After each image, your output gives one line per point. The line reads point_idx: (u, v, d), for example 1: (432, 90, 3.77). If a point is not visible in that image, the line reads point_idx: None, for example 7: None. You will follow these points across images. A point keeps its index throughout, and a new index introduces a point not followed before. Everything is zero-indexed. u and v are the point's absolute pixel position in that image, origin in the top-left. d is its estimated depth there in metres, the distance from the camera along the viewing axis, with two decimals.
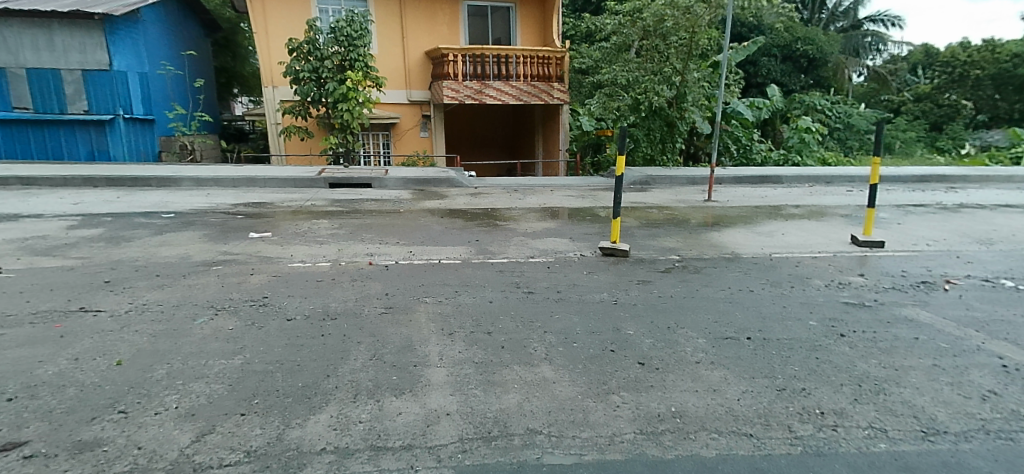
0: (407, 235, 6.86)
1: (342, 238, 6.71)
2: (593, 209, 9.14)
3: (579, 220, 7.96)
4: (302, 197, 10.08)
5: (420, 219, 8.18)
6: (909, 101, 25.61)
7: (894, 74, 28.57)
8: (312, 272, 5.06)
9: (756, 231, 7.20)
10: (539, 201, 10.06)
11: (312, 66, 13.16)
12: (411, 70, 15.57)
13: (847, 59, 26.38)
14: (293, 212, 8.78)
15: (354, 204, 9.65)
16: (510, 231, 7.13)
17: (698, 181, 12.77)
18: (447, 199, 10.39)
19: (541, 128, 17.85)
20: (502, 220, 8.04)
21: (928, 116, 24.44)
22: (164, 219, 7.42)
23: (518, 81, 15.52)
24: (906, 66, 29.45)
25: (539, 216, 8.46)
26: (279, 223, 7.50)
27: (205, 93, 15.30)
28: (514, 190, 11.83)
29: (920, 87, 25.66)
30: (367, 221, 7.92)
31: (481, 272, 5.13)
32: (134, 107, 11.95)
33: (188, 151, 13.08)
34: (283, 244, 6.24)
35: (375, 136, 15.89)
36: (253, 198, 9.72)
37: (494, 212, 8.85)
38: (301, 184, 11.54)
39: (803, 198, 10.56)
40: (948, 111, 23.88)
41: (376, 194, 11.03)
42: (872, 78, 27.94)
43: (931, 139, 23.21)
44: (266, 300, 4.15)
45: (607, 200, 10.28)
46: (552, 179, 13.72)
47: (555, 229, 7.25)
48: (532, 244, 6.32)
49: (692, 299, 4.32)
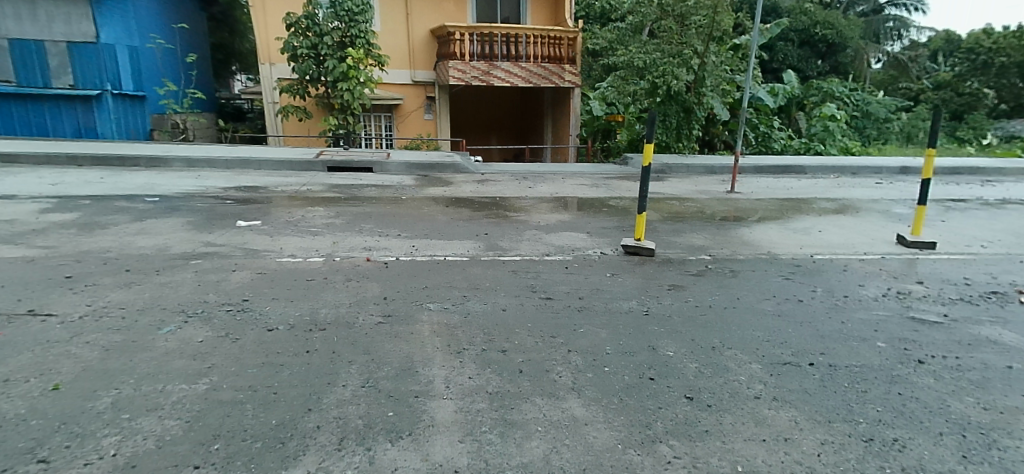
0: (410, 227, 6.34)
1: (340, 228, 6.19)
2: (609, 200, 8.58)
3: (595, 213, 7.41)
4: (299, 181, 9.55)
5: (424, 207, 7.65)
6: (928, 90, 24.79)
7: (913, 62, 27.83)
8: (303, 269, 4.54)
9: (790, 227, 6.63)
10: (550, 189, 9.49)
11: (311, 42, 12.59)
12: (416, 48, 14.90)
13: (866, 46, 25.53)
14: (288, 197, 8.25)
15: (354, 189, 9.11)
16: (521, 223, 6.60)
17: (717, 171, 12.18)
18: (452, 185, 9.84)
19: (550, 111, 17.24)
20: (512, 210, 7.51)
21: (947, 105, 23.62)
22: (148, 204, 6.91)
23: (528, 63, 14.85)
24: (925, 55, 28.56)
25: (551, 206, 7.91)
26: (272, 210, 6.98)
27: (201, 70, 14.77)
28: (523, 176, 11.26)
29: (939, 75, 24.79)
30: (367, 209, 7.39)
31: (492, 273, 4.60)
32: (123, 82, 11.65)
33: (181, 129, 12.64)
34: (275, 234, 5.73)
35: (377, 118, 15.28)
36: (247, 181, 9.20)
37: (503, 201, 8.30)
38: (299, 167, 11.03)
39: (831, 190, 9.96)
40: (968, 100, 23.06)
41: (378, 179, 10.49)
42: (891, 66, 27.19)
43: (951, 129, 22.43)
44: (247, 304, 3.61)
45: (621, 190, 9.71)
46: (562, 166, 13.15)
47: (570, 222, 6.72)
48: (547, 239, 5.80)
49: (734, 310, 3.77)
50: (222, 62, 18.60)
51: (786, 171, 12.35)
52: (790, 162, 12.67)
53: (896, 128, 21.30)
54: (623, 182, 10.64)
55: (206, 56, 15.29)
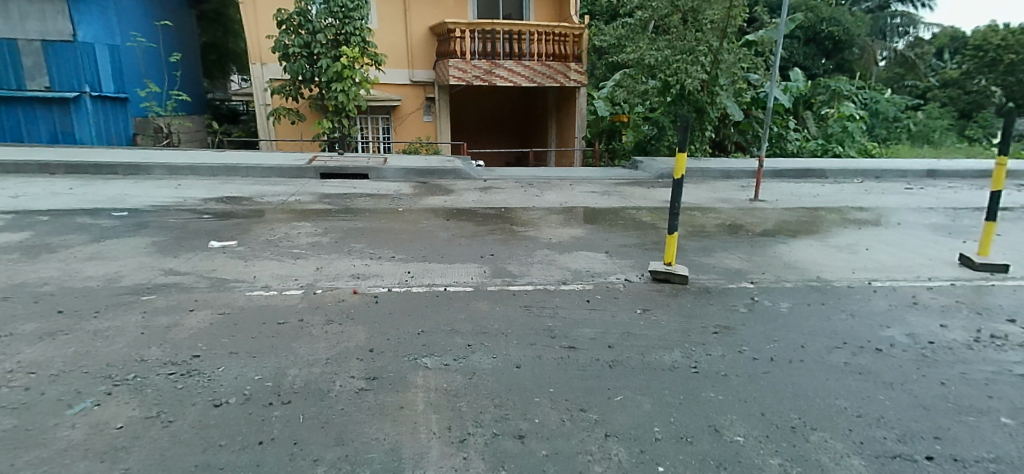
0: (405, 246, 5.62)
1: (327, 249, 5.48)
2: (623, 210, 7.85)
3: (611, 227, 6.69)
4: (287, 190, 8.86)
5: (422, 221, 6.93)
6: (935, 88, 24.22)
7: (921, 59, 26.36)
8: (276, 306, 3.80)
9: (832, 244, 5.92)
10: (559, 197, 8.80)
11: (303, 40, 11.89)
12: (414, 47, 14.18)
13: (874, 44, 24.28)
14: (274, 210, 7.55)
15: (346, 199, 8.40)
16: (530, 241, 5.87)
17: (734, 175, 11.48)
18: (452, 194, 9.12)
19: (554, 112, 16.52)
20: (520, 224, 6.79)
21: (955, 104, 23.09)
22: (113, 219, 6.21)
23: (532, 61, 14.12)
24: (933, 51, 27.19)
25: (562, 218, 7.21)
26: (251, 227, 6.27)
27: (188, 70, 14.06)
28: (529, 182, 10.58)
29: (946, 73, 24.09)
30: (359, 224, 6.68)
31: (502, 310, 3.87)
32: (103, 84, 10.96)
33: (164, 134, 11.98)
34: (251, 258, 5.02)
35: (374, 120, 14.55)
36: (230, 191, 8.50)
37: (508, 213, 7.58)
38: (290, 174, 10.37)
39: (861, 198, 9.20)
40: (975, 98, 22.45)
41: (372, 186, 9.79)
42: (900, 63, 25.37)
43: (960, 127, 21.85)
44: (198, 363, 2.89)
45: (635, 197, 8.98)
46: (570, 171, 12.49)
47: (584, 239, 5.99)
48: (561, 262, 5.08)
49: (802, 365, 3.05)
50: (213, 62, 17.86)
51: (807, 175, 11.58)
52: (811, 165, 11.91)
53: (906, 127, 20.59)
54: (635, 189, 9.93)
55: (194, 56, 14.57)
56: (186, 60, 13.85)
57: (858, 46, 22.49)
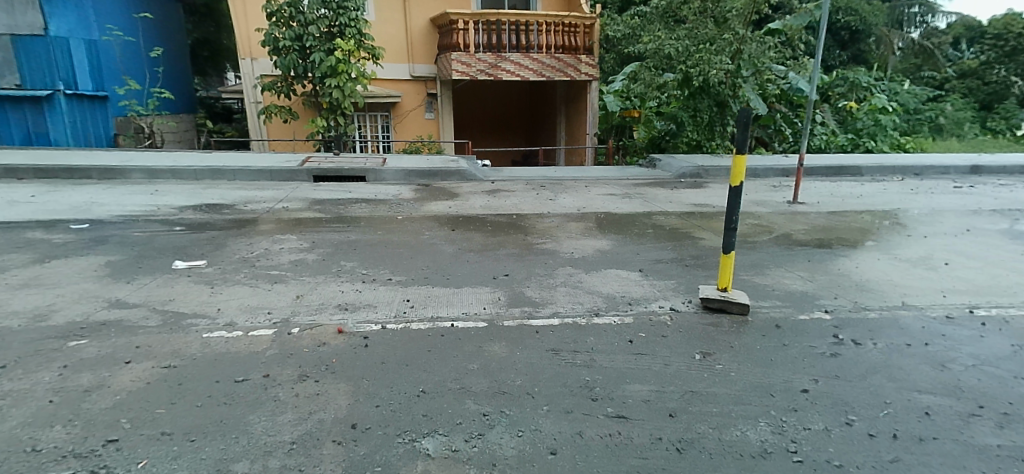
0: (405, 265, 4.84)
1: (314, 269, 4.70)
2: (649, 216, 7.04)
3: (639, 237, 5.90)
4: (275, 196, 8.07)
5: (424, 232, 6.14)
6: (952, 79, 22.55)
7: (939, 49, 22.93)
8: (235, 353, 3.00)
9: (903, 257, 5.11)
10: (575, 201, 7.99)
11: (295, 33, 11.11)
12: (415, 40, 13.37)
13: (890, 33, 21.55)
14: (259, 218, 6.76)
15: (340, 206, 7.60)
16: (550, 258, 5.09)
17: (761, 175, 10.72)
18: (458, 198, 8.34)
19: (563, 108, 15.68)
20: (535, 236, 6.00)
21: (974, 95, 21.63)
22: (69, 234, 5.42)
23: (540, 53, 13.28)
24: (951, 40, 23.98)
25: (582, 228, 6.40)
26: (228, 242, 5.48)
27: (175, 67, 13.34)
28: (539, 184, 9.76)
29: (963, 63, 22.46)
30: (354, 237, 5.91)
31: (524, 356, 3.05)
32: (80, 81, 10.27)
33: (146, 134, 11.38)
34: (220, 282, 4.23)
35: (372, 117, 13.70)
36: (214, 198, 7.73)
37: (521, 221, 6.79)
38: (280, 177, 9.63)
39: (909, 198, 8.37)
40: (997, 89, 21.09)
41: (370, 190, 9.01)
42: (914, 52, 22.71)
43: (981, 118, 20.93)
44: (114, 452, 2.11)
45: (659, 200, 8.17)
46: (582, 170, 11.71)
47: (611, 254, 5.20)
48: (587, 285, 4.29)
49: (940, 448, 2.24)
50: (206, 58, 17.04)
51: (840, 172, 10.74)
52: (844, 162, 11.06)
53: (928, 118, 19.83)
54: (656, 190, 9.13)
55: (183, 52, 13.85)
56: (172, 56, 13.13)
57: (878, 35, 21.49)
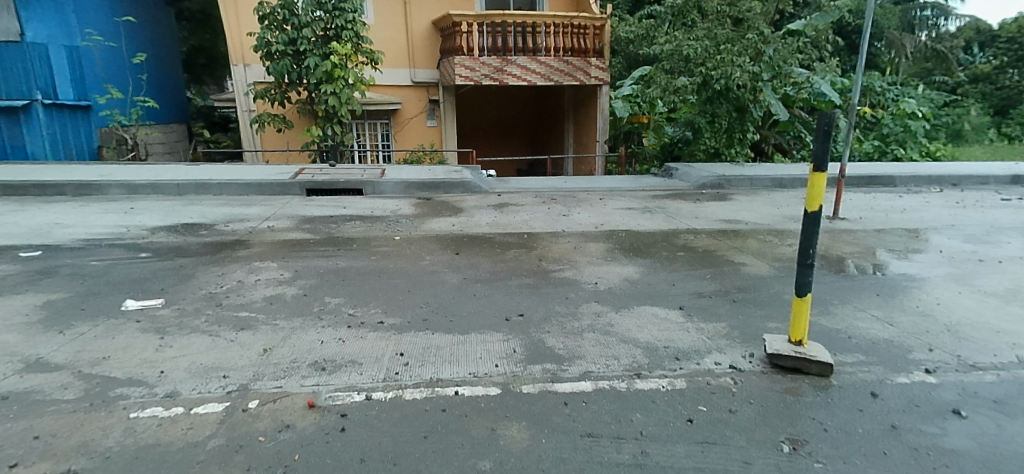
0: (401, 301, 4.10)
1: (292, 308, 3.95)
2: (676, 235, 6.26)
3: (671, 263, 5.13)
4: (261, 214, 7.35)
5: (424, 256, 5.39)
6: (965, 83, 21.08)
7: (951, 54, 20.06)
8: (166, 447, 2.26)
9: (988, 289, 4.31)
10: (592, 217, 7.24)
11: (289, 37, 10.44)
12: (417, 44, 12.69)
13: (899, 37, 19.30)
14: (240, 240, 6.04)
15: (331, 224, 6.86)
16: (571, 291, 4.33)
17: (787, 184, 10.25)
18: (461, 214, 7.59)
19: (571, 116, 14.94)
20: (550, 262, 5.25)
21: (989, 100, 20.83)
22: (13, 265, 4.71)
23: (547, 56, 12.56)
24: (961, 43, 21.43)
25: (603, 250, 5.64)
26: (198, 272, 4.75)
27: (165, 76, 12.70)
28: (549, 197, 8.99)
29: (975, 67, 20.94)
30: (344, 263, 5.17)
31: (552, 446, 2.31)
32: (60, 90, 9.62)
33: (130, 146, 10.57)
34: (175, 329, 3.49)
35: (372, 125, 13.04)
36: (193, 216, 7.01)
37: (532, 242, 6.04)
38: (270, 190, 8.93)
39: (959, 213, 7.56)
40: (1011, 93, 20.37)
41: (367, 205, 8.28)
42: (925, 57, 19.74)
43: (997, 123, 20.09)
44: None
45: (684, 215, 7.40)
46: (594, 180, 11.00)
47: (642, 285, 4.43)
48: (620, 331, 3.52)
49: None
50: (202, 66, 16.39)
51: (871, 182, 9.95)
52: (875, 171, 10.26)
53: (947, 124, 18.84)
54: (678, 203, 8.37)
55: (174, 59, 13.21)
56: (162, 64, 12.48)
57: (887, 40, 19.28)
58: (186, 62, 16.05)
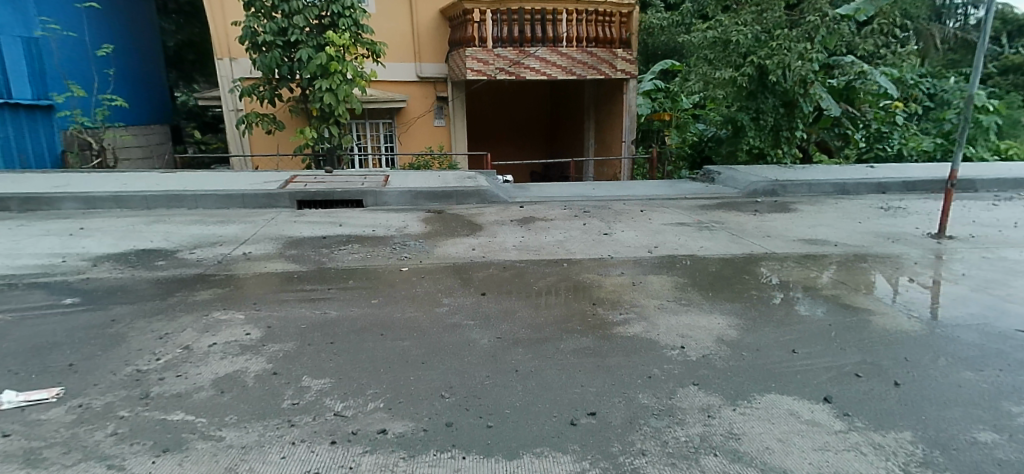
0: (411, 385, 2.85)
1: (251, 401, 2.69)
2: (757, 264, 4.97)
3: (774, 311, 3.84)
4: (243, 235, 6.15)
5: (442, 301, 4.14)
6: None
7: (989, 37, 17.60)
8: None
9: None
10: (642, 237, 5.98)
11: (278, 26, 9.21)
12: (422, 36, 11.43)
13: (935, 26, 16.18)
14: (208, 272, 4.81)
15: (324, 249, 5.63)
16: (654, 366, 3.03)
17: (851, 191, 8.96)
18: (482, 233, 6.31)
19: (592, 113, 13.63)
20: (606, 307, 3.97)
21: None
22: None
23: (569, 47, 11.27)
24: None
25: (669, 288, 4.35)
26: (134, 330, 3.48)
27: (144, 71, 11.49)
28: (582, 209, 7.70)
29: None
30: (335, 313, 3.90)
31: None
32: (14, 89, 8.37)
33: (95, 151, 9.42)
34: (54, 454, 2.26)
35: (375, 125, 11.78)
36: (155, 240, 5.77)
37: (577, 275, 4.77)
38: (256, 203, 7.72)
39: None
40: None
41: (369, 221, 7.04)
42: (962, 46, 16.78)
43: None
44: None
45: (752, 233, 6.11)
46: (627, 187, 9.76)
47: (749, 356, 3.14)
48: (756, 454, 2.26)
49: None
50: (193, 63, 14.89)
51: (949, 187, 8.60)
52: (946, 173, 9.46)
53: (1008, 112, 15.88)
54: (736, 216, 7.09)
55: (155, 54, 12.02)
56: (138, 59, 11.27)
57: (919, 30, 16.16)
58: (176, 59, 14.55)
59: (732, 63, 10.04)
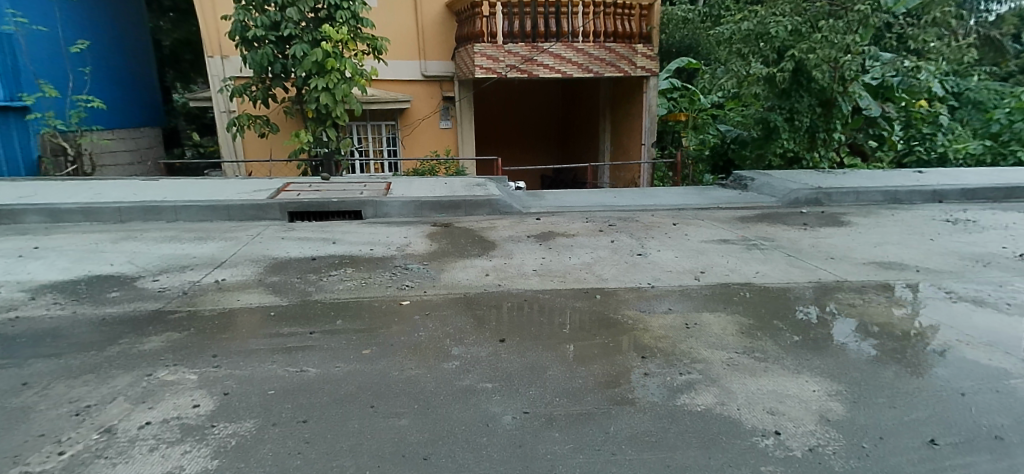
0: None
1: None
2: (833, 298, 4.11)
3: (881, 373, 2.95)
4: (223, 255, 5.33)
5: (452, 352, 3.28)
6: None
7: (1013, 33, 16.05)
8: None
9: None
10: (684, 259, 5.11)
11: (270, 20, 8.42)
12: (427, 32, 10.61)
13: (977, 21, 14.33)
14: (169, 308, 3.96)
15: (312, 274, 4.79)
16: (748, 469, 2.18)
17: (902, 200, 8.06)
18: (496, 253, 5.46)
19: (608, 113, 12.76)
20: (659, 363, 3.10)
21: None
22: None
23: (586, 43, 10.39)
24: None
25: (733, 333, 3.48)
26: (45, 403, 2.62)
27: (128, 71, 10.72)
28: (606, 222, 6.84)
29: None
30: (315, 371, 3.04)
31: None
32: None
33: (66, 156, 8.66)
34: None
35: (376, 127, 10.92)
36: (116, 263, 4.93)
37: (616, 311, 3.91)
38: (241, 215, 6.90)
39: None
40: None
41: (367, 236, 6.21)
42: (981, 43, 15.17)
43: None
44: None
45: (811, 255, 5.23)
46: (652, 195, 8.89)
47: (873, 453, 2.28)
48: None
49: None
50: (189, 62, 14.07)
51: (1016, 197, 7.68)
52: (1004, 180, 8.54)
53: None
54: (784, 231, 6.21)
55: (141, 52, 11.24)
56: (122, 57, 10.50)
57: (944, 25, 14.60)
58: (170, 58, 13.74)
59: (768, 58, 9.14)
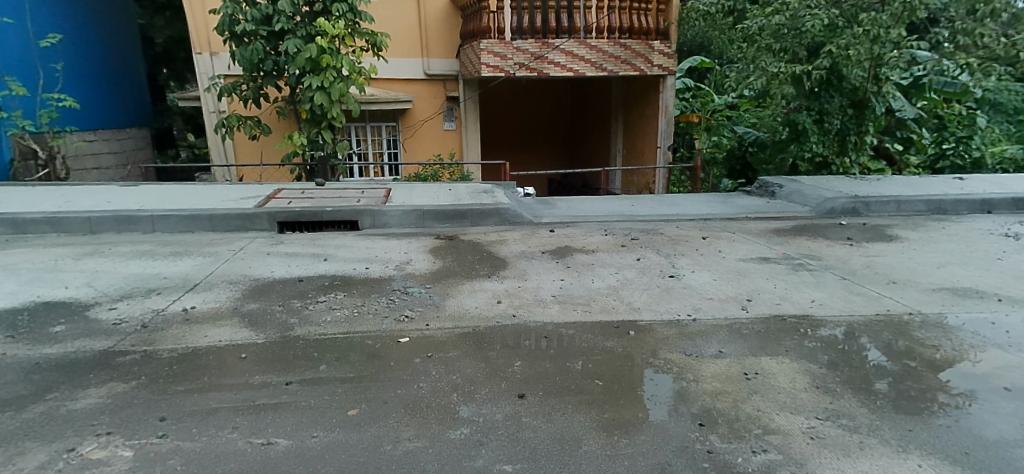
0: None
1: None
2: (915, 337, 3.44)
3: (1017, 454, 2.29)
4: (202, 275, 4.72)
5: (460, 414, 2.62)
6: None
7: None
8: None
9: None
10: (727, 282, 4.46)
11: (261, 13, 7.80)
12: (430, 28, 9.97)
13: None
14: (120, 348, 3.31)
15: (298, 300, 4.15)
16: None
17: (948, 210, 7.39)
18: (508, 274, 4.80)
19: (619, 113, 12.10)
20: (722, 434, 2.44)
21: None
22: None
23: (599, 39, 9.72)
24: None
25: (806, 388, 2.82)
26: None
27: (111, 69, 10.09)
28: (628, 235, 6.18)
29: None
30: (285, 444, 2.38)
31: None
32: None
33: (37, 158, 8.08)
34: None
35: (374, 129, 10.26)
36: (71, 286, 4.29)
37: (657, 353, 3.26)
38: (226, 226, 6.27)
39: None
40: None
41: (364, 251, 5.59)
42: None
43: None
44: None
45: (869, 278, 4.57)
46: (674, 203, 8.23)
47: None
48: None
49: None
50: (184, 60, 13.43)
51: None
52: None
53: None
54: (830, 248, 5.54)
55: (126, 49, 10.61)
56: (104, 55, 9.87)
57: None
58: (164, 56, 13.09)
59: (798, 55, 8.54)
